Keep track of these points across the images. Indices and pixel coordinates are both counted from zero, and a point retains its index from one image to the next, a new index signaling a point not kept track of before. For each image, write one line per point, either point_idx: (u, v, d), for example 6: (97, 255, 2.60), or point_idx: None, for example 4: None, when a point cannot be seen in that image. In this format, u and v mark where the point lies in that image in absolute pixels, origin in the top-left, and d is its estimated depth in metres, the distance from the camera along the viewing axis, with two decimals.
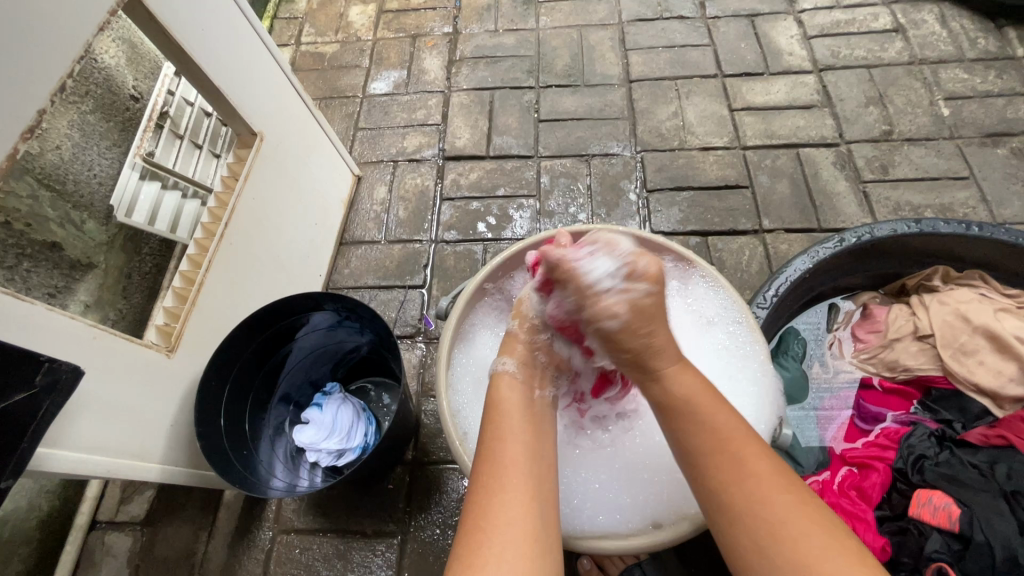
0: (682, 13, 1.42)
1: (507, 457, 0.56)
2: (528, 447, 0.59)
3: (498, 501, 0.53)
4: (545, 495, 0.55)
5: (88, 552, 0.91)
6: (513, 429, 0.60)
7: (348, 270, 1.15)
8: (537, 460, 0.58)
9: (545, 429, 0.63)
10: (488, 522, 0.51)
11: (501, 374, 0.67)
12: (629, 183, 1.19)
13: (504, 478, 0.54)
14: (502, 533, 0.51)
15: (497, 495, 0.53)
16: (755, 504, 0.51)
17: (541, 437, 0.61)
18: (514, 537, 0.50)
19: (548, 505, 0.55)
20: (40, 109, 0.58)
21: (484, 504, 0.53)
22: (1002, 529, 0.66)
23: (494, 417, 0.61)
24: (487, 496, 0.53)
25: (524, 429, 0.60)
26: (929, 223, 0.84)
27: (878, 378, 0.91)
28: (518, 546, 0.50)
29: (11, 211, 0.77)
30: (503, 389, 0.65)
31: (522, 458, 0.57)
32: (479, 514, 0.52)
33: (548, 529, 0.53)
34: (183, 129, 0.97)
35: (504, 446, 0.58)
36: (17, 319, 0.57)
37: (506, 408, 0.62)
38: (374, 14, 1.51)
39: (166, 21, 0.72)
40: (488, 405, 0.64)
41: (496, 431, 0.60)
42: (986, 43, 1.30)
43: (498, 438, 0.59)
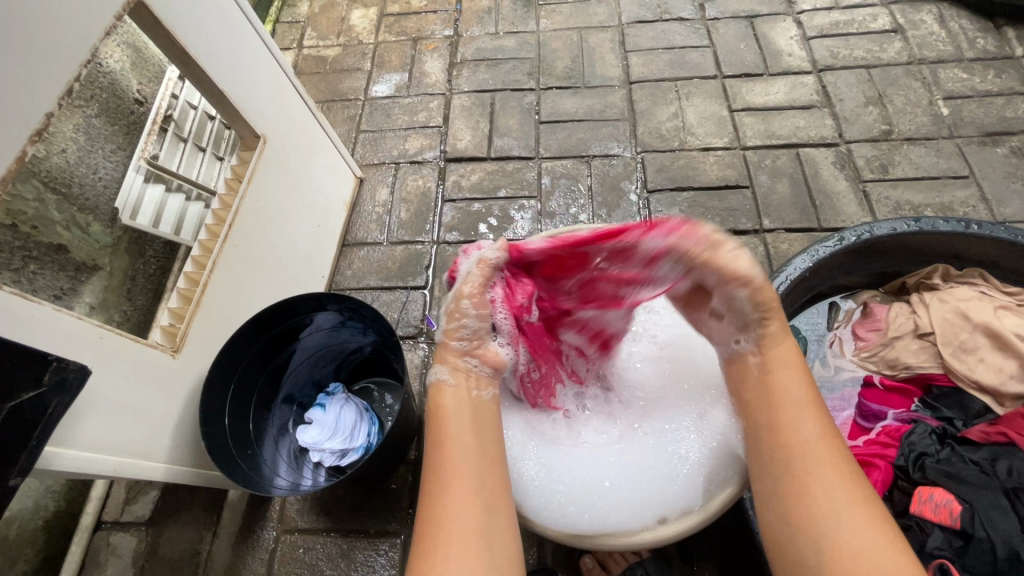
0: (681, 15, 1.43)
1: (449, 464, 0.58)
2: (469, 448, 0.60)
3: (447, 511, 0.55)
4: (488, 495, 0.57)
5: (93, 552, 0.91)
6: (456, 430, 0.61)
7: (350, 271, 1.15)
8: (479, 459, 0.59)
9: (488, 423, 0.64)
10: (436, 528, 0.54)
11: (441, 385, 0.66)
12: (629, 184, 1.20)
13: (449, 483, 0.56)
14: (450, 533, 0.53)
15: (443, 503, 0.55)
16: (818, 497, 0.55)
17: (483, 432, 0.62)
18: (462, 542, 0.53)
19: (495, 501, 0.57)
20: (48, 112, 0.59)
21: (434, 510, 0.55)
22: (1004, 526, 0.66)
23: (434, 425, 0.63)
24: (433, 510, 0.55)
25: (470, 429, 0.62)
26: (929, 222, 0.84)
27: (879, 377, 0.91)
28: (466, 546, 0.52)
29: (16, 213, 0.78)
30: (444, 398, 0.65)
31: (464, 459, 0.58)
32: (429, 522, 0.54)
33: (497, 526, 0.55)
34: (186, 132, 0.98)
35: (447, 450, 0.59)
36: (26, 319, 0.57)
37: (445, 413, 0.63)
38: (376, 18, 1.52)
39: (171, 27, 0.73)
40: (429, 414, 0.64)
41: (438, 436, 0.61)
42: (986, 43, 1.30)
43: (440, 444, 0.60)
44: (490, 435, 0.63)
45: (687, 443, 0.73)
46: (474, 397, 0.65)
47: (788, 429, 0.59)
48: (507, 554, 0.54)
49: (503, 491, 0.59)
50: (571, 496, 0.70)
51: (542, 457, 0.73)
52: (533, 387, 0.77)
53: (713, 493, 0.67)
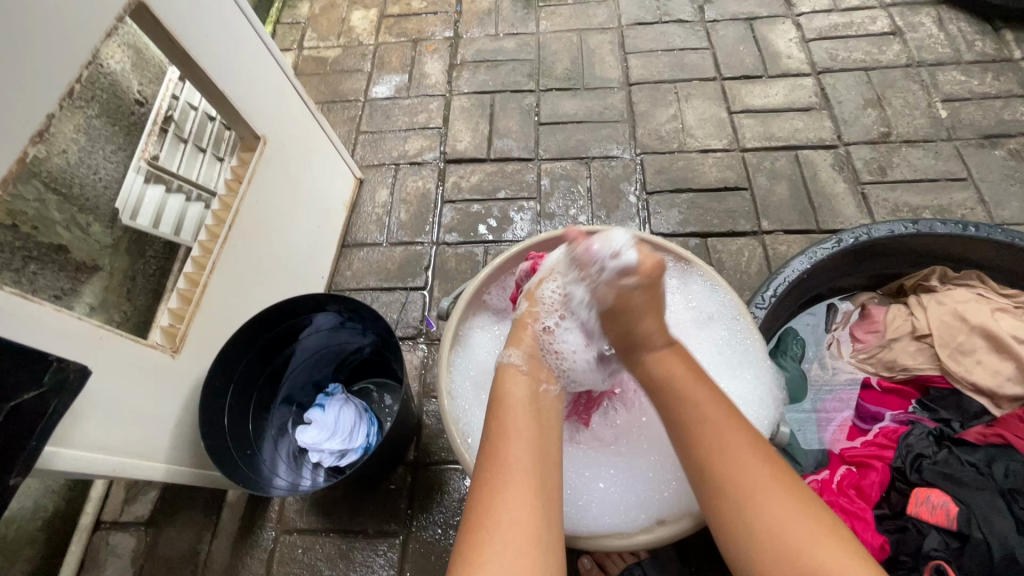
0: (681, 17, 1.43)
1: (508, 456, 0.57)
2: (531, 444, 0.59)
3: (500, 501, 0.53)
4: (549, 496, 0.55)
5: (92, 552, 0.91)
6: (519, 425, 0.60)
7: (349, 272, 1.16)
8: (540, 459, 0.58)
9: (551, 425, 0.63)
10: (490, 517, 0.52)
11: (507, 366, 0.68)
12: (629, 185, 1.20)
13: (509, 475, 0.55)
14: (503, 528, 0.51)
15: (499, 493, 0.54)
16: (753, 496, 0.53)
17: (546, 433, 0.61)
18: (515, 536, 0.51)
19: (553, 506, 0.55)
20: (49, 113, 0.59)
21: (490, 499, 0.54)
22: (1000, 527, 0.67)
23: (497, 415, 0.62)
24: (486, 500, 0.54)
25: (529, 426, 0.61)
26: (926, 224, 0.85)
27: (877, 379, 0.91)
28: (519, 542, 0.51)
29: (16, 214, 0.77)
30: (507, 383, 0.66)
31: (528, 455, 0.57)
32: (484, 510, 0.53)
33: (552, 529, 0.53)
34: (187, 133, 1.01)
35: (511, 442, 0.58)
36: (24, 318, 0.58)
37: (509, 405, 0.63)
38: (377, 19, 1.52)
39: (172, 28, 0.73)
40: (493, 400, 0.65)
41: (500, 427, 0.60)
42: (984, 45, 1.31)
43: (502, 434, 0.59)
44: (552, 436, 0.62)
45: None
46: (540, 393, 0.66)
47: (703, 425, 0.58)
48: (559, 561, 0.52)
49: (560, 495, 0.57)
50: (564, 499, 0.71)
51: None
52: (581, 402, 0.79)
53: None
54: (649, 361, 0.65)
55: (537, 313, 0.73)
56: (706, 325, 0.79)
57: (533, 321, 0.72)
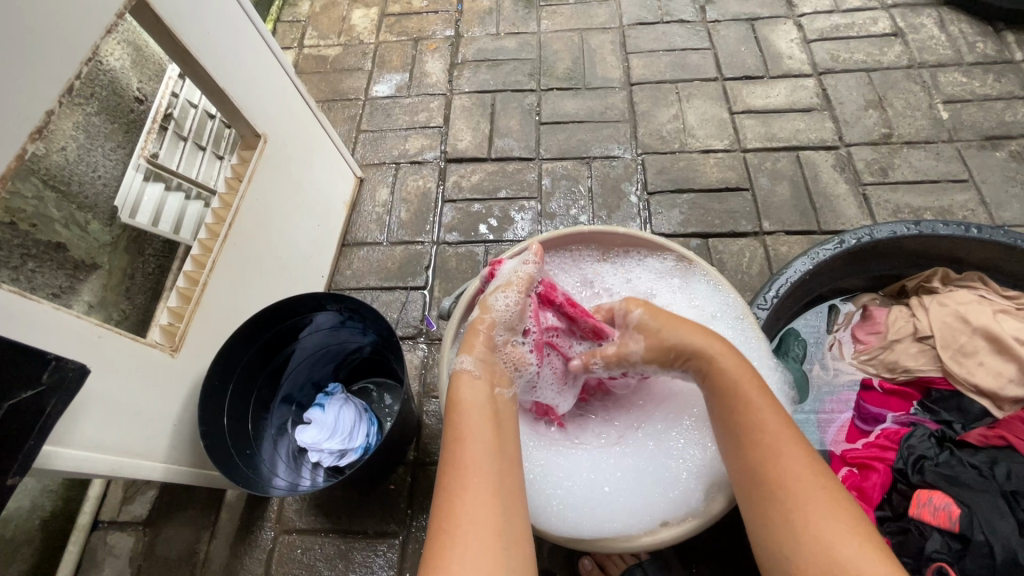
0: (682, 17, 1.43)
1: (467, 458, 0.57)
2: (488, 445, 0.59)
3: (461, 504, 0.54)
4: (507, 495, 0.56)
5: (89, 551, 0.91)
6: (473, 425, 0.61)
7: (350, 272, 1.15)
8: (498, 457, 0.58)
9: (508, 425, 0.64)
10: (452, 523, 0.53)
11: (461, 372, 0.66)
12: (630, 185, 1.20)
13: (468, 479, 0.56)
14: (466, 531, 0.52)
15: (458, 498, 0.54)
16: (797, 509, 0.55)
17: (503, 433, 0.62)
18: (478, 537, 0.52)
19: (512, 502, 0.56)
20: (49, 111, 0.59)
21: (449, 504, 0.54)
22: (1003, 530, 0.66)
23: (454, 418, 0.62)
24: (449, 504, 0.54)
25: (487, 427, 0.61)
26: (929, 225, 0.85)
27: (878, 380, 0.91)
28: (480, 547, 0.51)
29: (14, 211, 0.77)
30: (461, 387, 0.65)
31: (483, 457, 0.58)
32: (446, 516, 0.53)
33: (513, 527, 0.54)
34: (186, 131, 0.98)
35: (467, 445, 0.59)
36: (23, 316, 0.57)
37: (464, 407, 0.63)
38: (377, 18, 1.52)
39: (173, 25, 0.73)
40: (447, 404, 0.64)
41: (456, 431, 0.60)
42: (985, 47, 1.31)
43: (458, 438, 0.60)
44: (509, 435, 0.63)
45: (688, 447, 0.73)
46: (494, 395, 0.66)
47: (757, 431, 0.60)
48: (521, 557, 0.53)
49: (516, 491, 0.58)
50: (571, 501, 0.70)
51: (543, 462, 0.73)
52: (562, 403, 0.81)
53: (713, 496, 0.67)
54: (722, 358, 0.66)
55: (491, 320, 0.70)
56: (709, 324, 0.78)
57: (485, 329, 0.70)
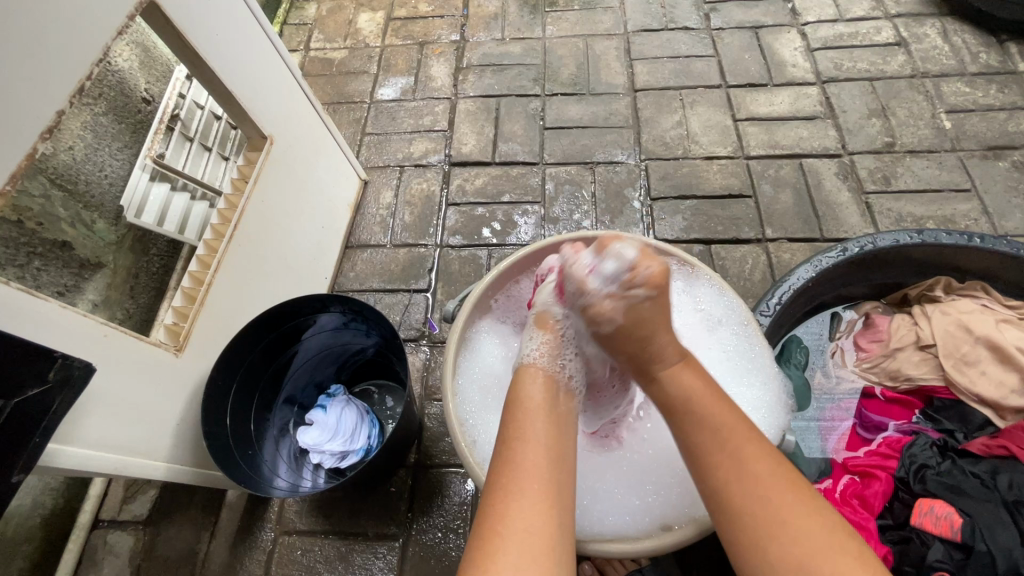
0: (687, 25, 1.44)
1: (525, 460, 0.56)
2: (549, 450, 0.58)
3: (515, 505, 0.53)
4: (562, 502, 0.55)
5: (89, 550, 0.91)
6: (534, 428, 0.60)
7: (353, 273, 1.15)
8: (557, 462, 0.57)
9: (569, 429, 0.62)
10: (505, 523, 0.51)
11: (529, 365, 0.67)
12: (633, 191, 1.20)
13: (521, 480, 0.54)
14: (519, 531, 0.51)
15: (513, 495, 0.53)
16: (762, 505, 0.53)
17: (564, 438, 0.61)
18: (530, 541, 0.50)
19: (566, 509, 0.54)
20: (60, 110, 0.59)
21: (501, 503, 0.53)
22: (1003, 539, 0.66)
23: (513, 415, 0.61)
24: (502, 504, 0.53)
25: (546, 431, 0.60)
26: (932, 234, 0.85)
27: (881, 388, 0.91)
28: (531, 550, 0.50)
29: (21, 210, 0.78)
30: (524, 387, 0.64)
31: (542, 459, 0.57)
32: (498, 516, 0.52)
33: (567, 530, 0.53)
34: (192, 132, 0.98)
35: (528, 443, 0.58)
36: (30, 315, 0.57)
37: (525, 406, 0.62)
38: (383, 22, 1.53)
39: (182, 26, 0.73)
40: (510, 400, 0.64)
41: (515, 430, 0.59)
42: (988, 57, 1.31)
43: (516, 438, 0.58)
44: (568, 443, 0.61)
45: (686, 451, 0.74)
46: (558, 387, 0.66)
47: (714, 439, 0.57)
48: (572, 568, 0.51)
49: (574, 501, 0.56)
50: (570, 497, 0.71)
51: None
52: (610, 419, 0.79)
53: None
54: (665, 380, 0.61)
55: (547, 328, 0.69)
56: (713, 329, 0.80)
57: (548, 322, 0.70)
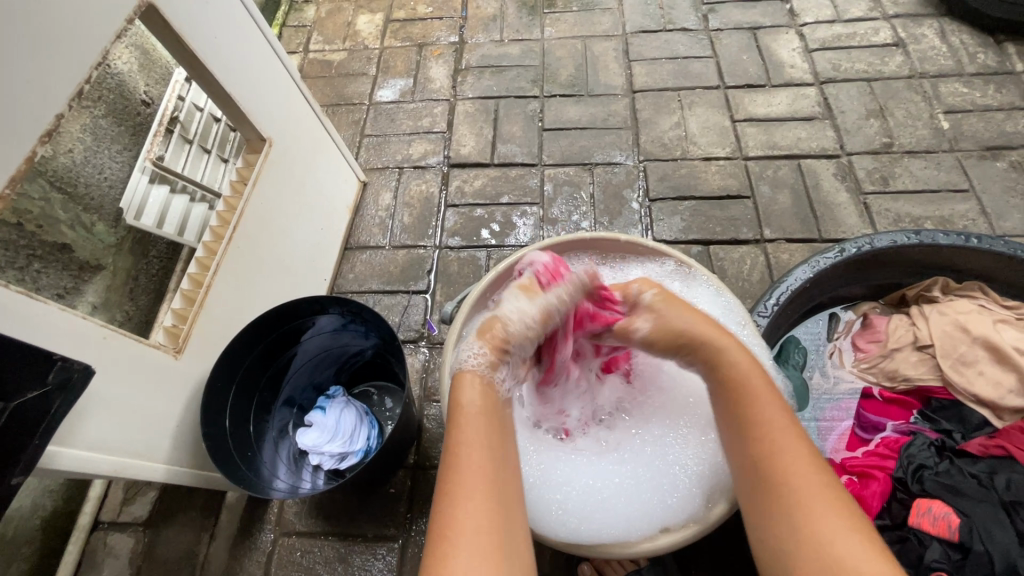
0: (685, 25, 1.44)
1: (470, 465, 0.56)
2: (491, 452, 0.58)
3: (463, 512, 0.53)
4: (506, 501, 0.56)
5: (89, 552, 0.91)
6: (476, 429, 0.60)
7: (352, 275, 1.16)
8: (499, 464, 0.58)
9: (506, 431, 0.63)
10: (455, 530, 0.52)
11: (464, 370, 0.65)
12: (632, 192, 1.21)
13: (466, 485, 0.55)
14: (471, 537, 0.51)
15: (461, 501, 0.54)
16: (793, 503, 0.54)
17: (504, 438, 0.62)
18: (480, 544, 0.51)
19: (512, 510, 0.56)
20: (59, 113, 0.60)
21: (449, 512, 0.53)
22: (1001, 539, 0.67)
23: (456, 419, 0.61)
24: (449, 510, 0.53)
25: (489, 432, 0.60)
26: (929, 235, 0.85)
27: (878, 389, 0.91)
28: (484, 553, 0.50)
29: (21, 212, 0.78)
30: (465, 389, 0.64)
31: (486, 462, 0.57)
32: (446, 523, 0.52)
33: (514, 531, 0.55)
34: (192, 134, 0.98)
35: (468, 450, 0.58)
36: (30, 317, 0.58)
37: (463, 415, 0.61)
38: (382, 24, 1.53)
39: (181, 29, 0.74)
40: (450, 407, 0.63)
41: (455, 436, 0.59)
42: (986, 58, 1.32)
43: (460, 444, 0.58)
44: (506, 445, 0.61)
45: (684, 452, 0.74)
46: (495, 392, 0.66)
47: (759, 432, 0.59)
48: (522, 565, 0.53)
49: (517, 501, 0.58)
50: (569, 499, 0.70)
51: (542, 465, 0.74)
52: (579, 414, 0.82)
53: (712, 502, 0.67)
54: (727, 351, 0.65)
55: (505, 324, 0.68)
56: None
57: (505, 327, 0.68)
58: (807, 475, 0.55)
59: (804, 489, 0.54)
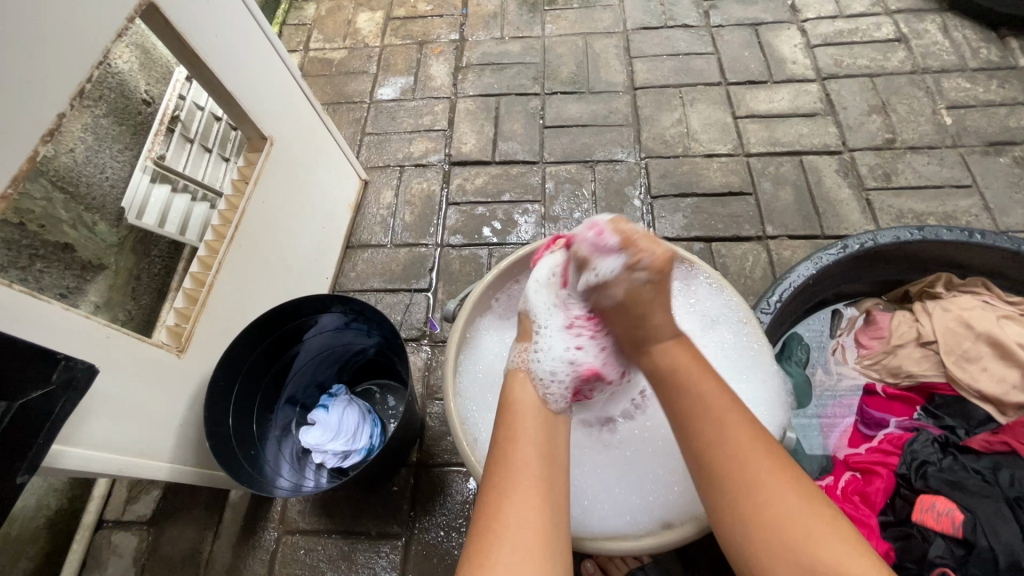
0: (686, 22, 1.43)
1: (519, 457, 0.58)
2: (541, 447, 0.60)
3: (511, 501, 0.54)
4: (556, 493, 0.56)
5: (94, 551, 0.91)
6: (528, 427, 0.62)
7: (354, 274, 1.16)
8: (549, 459, 0.59)
9: (558, 431, 0.64)
10: (500, 520, 0.52)
11: (516, 371, 0.69)
12: (633, 189, 1.20)
13: (515, 475, 0.56)
14: (514, 528, 0.52)
15: (510, 492, 0.54)
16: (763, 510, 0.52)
17: (553, 435, 0.63)
18: (526, 535, 0.52)
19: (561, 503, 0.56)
20: (60, 112, 0.60)
21: (495, 503, 0.54)
22: (1005, 535, 0.66)
23: (508, 416, 0.63)
24: (498, 499, 0.54)
25: (537, 429, 0.62)
26: (932, 230, 0.85)
27: (882, 385, 0.91)
28: (529, 545, 0.51)
29: (23, 212, 0.78)
30: (517, 389, 0.67)
31: (535, 457, 0.58)
32: (493, 514, 0.53)
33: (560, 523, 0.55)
34: (193, 133, 0.99)
35: (517, 447, 0.59)
36: (33, 317, 0.58)
37: (519, 410, 0.64)
38: (382, 22, 1.53)
39: (180, 27, 0.73)
40: (503, 403, 0.66)
41: (509, 431, 0.61)
42: (988, 53, 1.31)
43: (512, 440, 0.60)
44: (560, 443, 0.63)
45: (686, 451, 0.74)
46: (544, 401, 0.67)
47: (717, 441, 0.57)
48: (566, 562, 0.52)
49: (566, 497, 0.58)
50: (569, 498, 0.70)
51: None
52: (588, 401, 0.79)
53: None
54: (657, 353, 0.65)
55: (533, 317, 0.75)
56: (712, 327, 0.80)
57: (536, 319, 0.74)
58: (768, 482, 0.54)
59: (768, 497, 0.53)
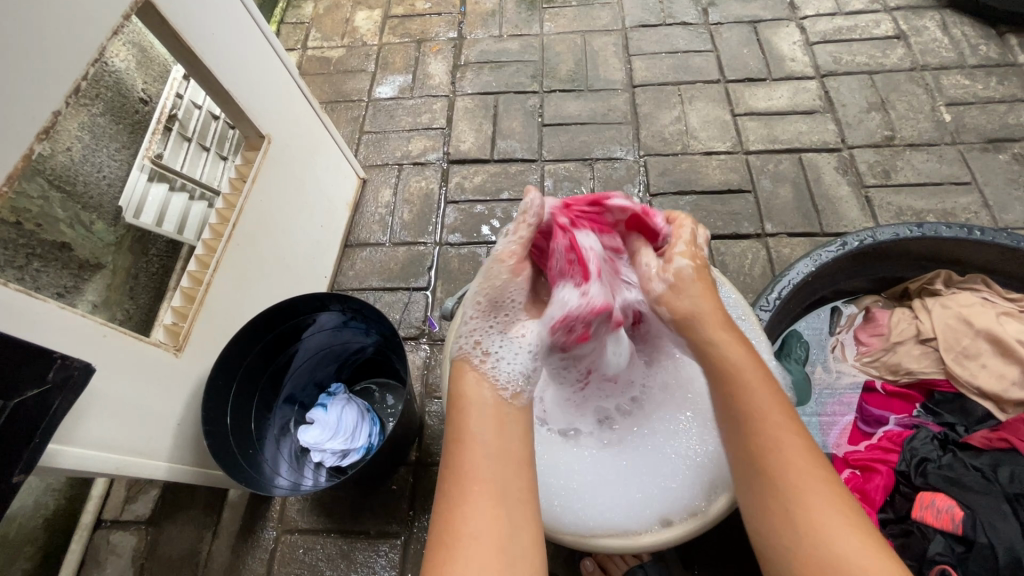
0: (685, 19, 1.43)
1: (470, 463, 0.55)
2: (493, 448, 0.57)
3: (464, 512, 0.52)
4: (512, 496, 0.54)
5: (92, 551, 0.91)
6: (477, 424, 0.58)
7: (352, 273, 1.15)
8: (501, 459, 0.56)
9: (513, 421, 0.60)
10: (452, 533, 0.51)
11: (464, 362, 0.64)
12: (632, 187, 1.20)
13: (466, 484, 0.53)
14: (467, 541, 0.50)
15: (462, 502, 0.52)
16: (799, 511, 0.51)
17: (508, 429, 0.59)
18: (480, 546, 0.49)
19: (516, 505, 0.53)
20: (54, 111, 0.59)
21: (449, 515, 0.52)
22: (1004, 531, 0.66)
23: (458, 414, 0.60)
24: (449, 512, 0.52)
25: (490, 425, 0.58)
26: (932, 227, 0.85)
27: (881, 382, 0.91)
28: (483, 557, 0.49)
29: (20, 211, 0.78)
30: (467, 386, 0.62)
31: (486, 459, 0.55)
32: (446, 527, 0.51)
33: (518, 524, 0.52)
34: (191, 132, 0.98)
35: (467, 451, 0.56)
36: (29, 316, 0.57)
37: (467, 407, 0.60)
38: (380, 20, 1.53)
39: (177, 24, 0.73)
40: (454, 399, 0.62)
41: (458, 433, 0.58)
42: (987, 49, 1.31)
43: (461, 442, 0.57)
44: (515, 437, 0.59)
45: (687, 447, 0.74)
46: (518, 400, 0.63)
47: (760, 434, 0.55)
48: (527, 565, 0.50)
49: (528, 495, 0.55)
50: (571, 494, 0.71)
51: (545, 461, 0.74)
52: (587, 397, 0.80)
53: (714, 495, 0.67)
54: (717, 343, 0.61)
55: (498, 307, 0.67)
56: None
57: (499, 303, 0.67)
58: (806, 479, 0.52)
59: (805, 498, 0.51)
